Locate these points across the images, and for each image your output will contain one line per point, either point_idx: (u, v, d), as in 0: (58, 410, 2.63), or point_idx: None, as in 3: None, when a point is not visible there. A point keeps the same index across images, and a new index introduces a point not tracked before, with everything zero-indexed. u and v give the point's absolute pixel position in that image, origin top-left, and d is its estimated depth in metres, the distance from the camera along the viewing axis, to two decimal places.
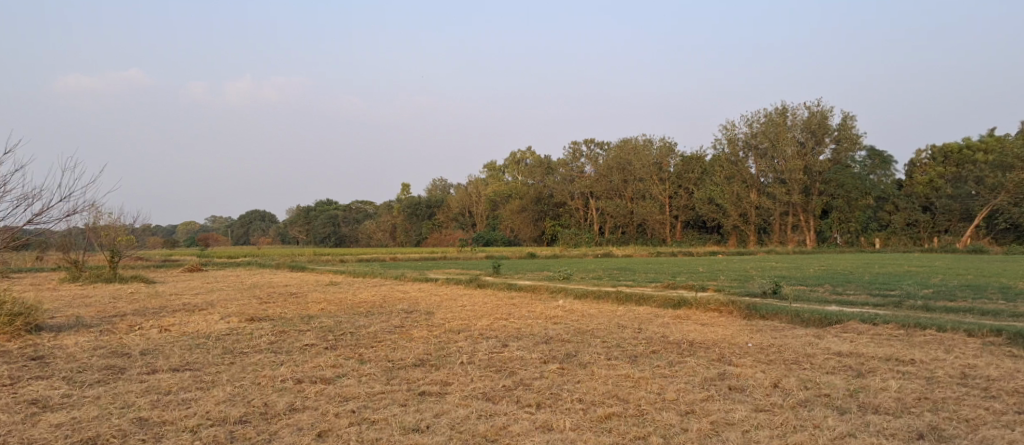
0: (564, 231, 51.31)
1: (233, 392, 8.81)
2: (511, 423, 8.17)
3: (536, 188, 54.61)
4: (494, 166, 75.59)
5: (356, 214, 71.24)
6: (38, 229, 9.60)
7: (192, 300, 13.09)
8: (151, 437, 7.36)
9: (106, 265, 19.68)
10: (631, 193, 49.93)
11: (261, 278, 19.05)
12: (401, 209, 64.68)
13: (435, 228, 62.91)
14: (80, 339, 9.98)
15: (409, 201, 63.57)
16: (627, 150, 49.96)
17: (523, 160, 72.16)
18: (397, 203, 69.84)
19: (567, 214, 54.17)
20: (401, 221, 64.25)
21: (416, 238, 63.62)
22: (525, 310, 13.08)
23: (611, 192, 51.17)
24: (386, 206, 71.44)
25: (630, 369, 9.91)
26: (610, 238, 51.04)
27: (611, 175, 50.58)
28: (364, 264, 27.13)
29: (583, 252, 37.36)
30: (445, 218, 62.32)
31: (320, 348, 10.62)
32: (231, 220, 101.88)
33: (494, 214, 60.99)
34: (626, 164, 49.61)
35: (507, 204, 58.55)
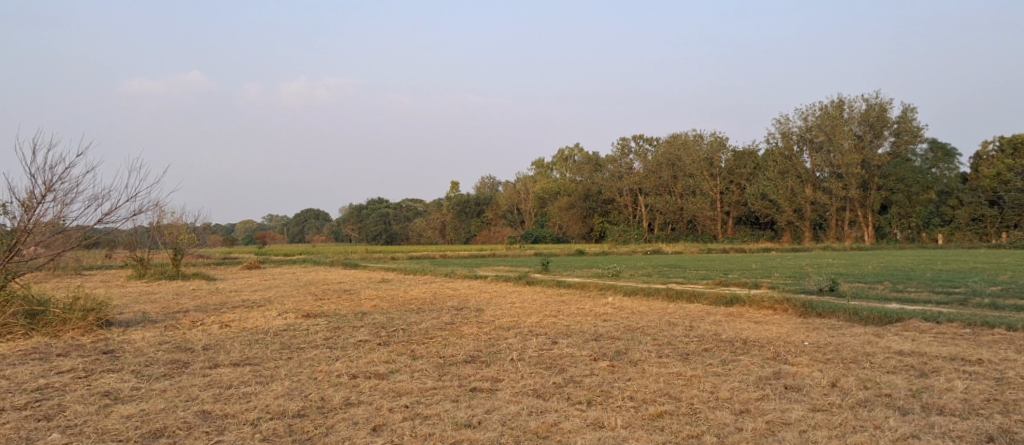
0: (613, 228, 51.05)
1: (291, 387, 9.06)
2: (562, 420, 8.20)
3: (584, 185, 54.32)
4: (542, 163, 75.59)
5: (407, 212, 72.27)
6: (107, 228, 9.99)
7: (250, 296, 13.50)
8: (214, 429, 7.64)
9: (169, 262, 20.40)
10: (681, 189, 49.34)
11: (317, 275, 19.49)
12: (450, 207, 65.29)
13: (483, 226, 63.27)
14: (147, 334, 10.38)
15: (459, 199, 64.15)
16: (677, 145, 49.40)
17: (570, 157, 71.80)
18: (446, 201, 70.48)
19: (617, 211, 53.77)
20: (450, 219, 64.76)
21: (465, 236, 64.00)
22: (574, 307, 13.09)
23: (660, 189, 50.64)
24: (435, 204, 72.20)
25: (682, 367, 9.82)
26: (660, 234, 50.52)
27: (660, 171, 50.07)
28: (416, 261, 27.54)
29: (633, 249, 37.15)
30: (494, 215, 62.64)
31: (374, 344, 10.83)
32: (288, 218, 104.64)
33: (543, 211, 61.04)
34: (675, 160, 49.05)
35: (555, 202, 58.44)
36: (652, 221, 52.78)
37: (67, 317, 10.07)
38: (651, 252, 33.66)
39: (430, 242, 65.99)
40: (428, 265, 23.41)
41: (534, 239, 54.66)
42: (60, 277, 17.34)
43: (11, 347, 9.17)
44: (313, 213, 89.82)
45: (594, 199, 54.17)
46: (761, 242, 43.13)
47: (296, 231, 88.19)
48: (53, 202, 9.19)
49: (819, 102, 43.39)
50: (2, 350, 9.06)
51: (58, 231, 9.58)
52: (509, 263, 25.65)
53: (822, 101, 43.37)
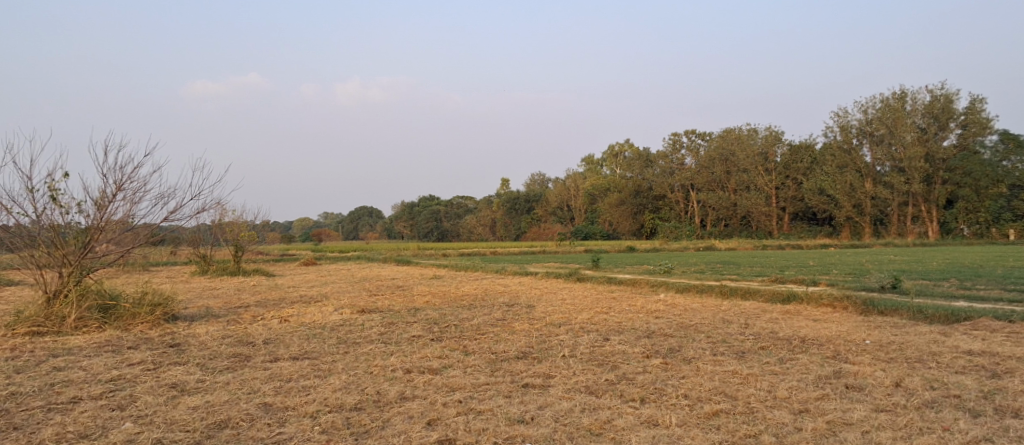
0: (664, 225, 50.57)
1: (348, 381, 9.25)
2: (615, 417, 8.16)
3: (634, 181, 53.83)
4: (591, 160, 75.34)
5: (457, 209, 73.01)
6: (171, 226, 10.39)
7: (308, 291, 13.84)
8: (275, 421, 7.86)
9: (231, 259, 21.03)
10: (735, 185, 48.54)
11: (371, 272, 19.81)
12: (500, 204, 65.72)
13: (533, 223, 63.31)
14: (211, 328, 10.73)
15: (508, 196, 64.57)
16: (730, 140, 48.73)
17: (620, 153, 71.37)
18: (496, 198, 70.93)
19: (667, 207, 53.12)
20: (500, 216, 65.12)
21: (515, 233, 64.32)
22: (626, 304, 13.00)
23: (712, 184, 49.88)
24: (484, 201, 72.59)
25: (737, 365, 9.67)
26: (712, 231, 49.84)
27: (713, 167, 49.26)
28: (466, 258, 27.83)
29: (685, 245, 36.63)
30: (543, 212, 62.59)
31: (427, 340, 10.97)
32: (342, 216, 107.05)
33: (593, 208, 60.81)
34: (728, 155, 48.33)
35: (604, 198, 58.09)
36: (704, 217, 52.01)
37: (137, 311, 10.48)
38: (704, 248, 33.33)
39: (481, 238, 66.43)
40: (480, 262, 23.68)
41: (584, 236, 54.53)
42: (131, 273, 18.10)
43: (87, 339, 9.57)
44: (366, 211, 91.45)
45: (644, 196, 53.67)
46: (818, 238, 42.05)
47: (349, 229, 90.10)
48: (122, 201, 9.56)
49: (879, 94, 42.23)
50: (79, 341, 9.47)
51: (127, 228, 10.07)
52: (559, 259, 25.60)
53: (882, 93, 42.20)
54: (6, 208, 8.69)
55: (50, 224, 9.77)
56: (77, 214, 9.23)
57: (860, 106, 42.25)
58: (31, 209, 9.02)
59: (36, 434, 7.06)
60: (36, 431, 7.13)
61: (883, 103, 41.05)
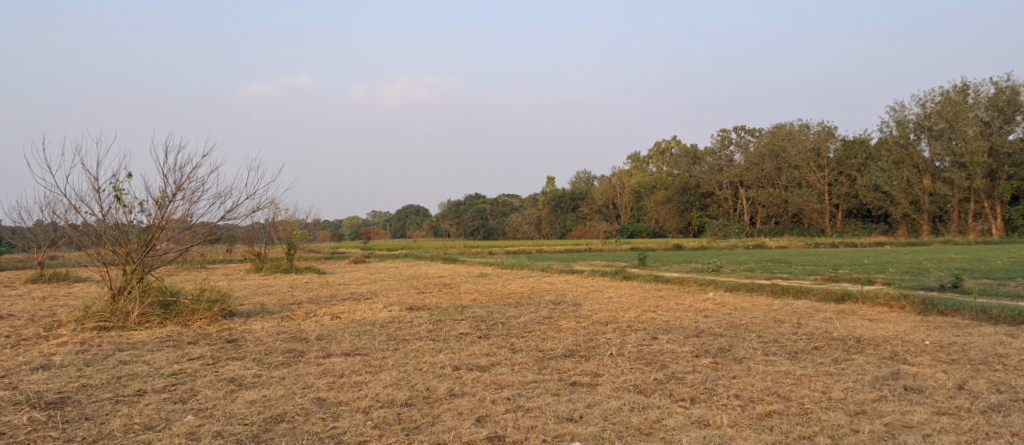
0: (712, 222, 49.92)
1: (398, 377, 9.39)
2: (665, 417, 8.11)
3: (681, 178, 53.33)
4: (637, 157, 74.61)
5: (503, 208, 73.42)
6: (228, 225, 10.69)
7: (358, 289, 14.07)
8: (329, 416, 8.02)
9: (284, 257, 21.44)
10: (786, 182, 47.71)
11: (420, 270, 20.01)
12: (545, 202, 65.87)
13: (579, 221, 63.00)
14: (266, 324, 11.01)
15: (554, 194, 64.54)
16: (781, 136, 48.14)
17: (667, 149, 70.53)
18: (542, 196, 70.99)
19: (715, 204, 52.48)
20: (546, 215, 65.42)
21: (560, 231, 64.26)
22: (673, 302, 12.88)
23: (763, 181, 49.39)
24: (529, 199, 72.71)
25: (790, 365, 9.50)
26: (762, 229, 48.83)
27: (763, 164, 48.80)
28: (512, 256, 27.83)
29: (733, 243, 36.21)
30: (589, 210, 62.24)
31: (475, 337, 11.05)
32: (389, 214, 108.66)
33: (639, 206, 59.85)
34: (779, 151, 47.71)
35: (650, 196, 57.49)
36: (754, 215, 51.07)
37: (196, 308, 10.78)
38: (754, 246, 32.80)
39: (526, 237, 66.87)
40: (525, 260, 23.60)
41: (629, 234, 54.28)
42: (190, 271, 18.67)
43: (150, 334, 9.89)
44: (412, 209, 92.48)
45: (691, 193, 53.18)
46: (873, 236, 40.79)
47: (397, 227, 91.32)
48: (182, 201, 9.84)
49: (939, 87, 41.04)
50: (143, 336, 9.79)
51: (186, 227, 10.42)
52: (604, 258, 25.37)
53: (942, 87, 40.99)
54: (75, 208, 9.05)
55: (115, 223, 10.16)
56: (140, 213, 9.54)
57: (918, 100, 41.08)
58: (98, 209, 9.37)
59: (105, 425, 7.34)
60: (105, 422, 7.41)
61: (943, 97, 39.96)
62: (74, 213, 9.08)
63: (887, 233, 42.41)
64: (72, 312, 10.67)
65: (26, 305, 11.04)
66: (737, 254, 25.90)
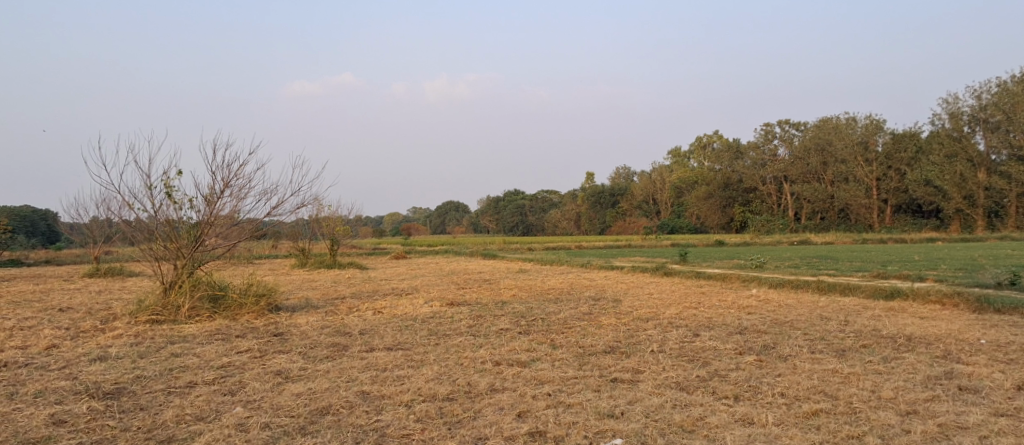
0: (755, 218, 49.08)
1: (439, 372, 9.46)
2: (708, 414, 8.01)
3: (723, 173, 52.63)
4: (678, 151, 73.68)
5: (542, 204, 73.40)
6: (273, 221, 10.94)
7: (399, 284, 14.22)
8: (373, 409, 8.13)
9: (327, 252, 21.76)
10: (832, 176, 46.81)
11: (460, 266, 20.07)
12: (585, 198, 65.55)
13: (618, 217, 62.58)
14: (311, 319, 11.21)
15: (593, 190, 64.22)
16: (827, 129, 47.24)
17: (709, 144, 69.56)
18: (581, 192, 70.70)
19: (759, 200, 51.64)
20: (586, 210, 65.01)
21: (600, 227, 63.91)
22: (715, 299, 12.73)
23: (808, 176, 48.50)
24: (569, 195, 72.50)
25: (837, 364, 9.30)
26: (807, 224, 47.71)
27: (808, 158, 47.78)
28: (552, 253, 27.80)
29: (777, 239, 35.53)
30: (629, 206, 61.76)
31: (515, 333, 11.07)
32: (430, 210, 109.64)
33: (679, 202, 58.91)
34: (825, 145, 46.71)
35: (692, 191, 56.73)
36: (799, 210, 50.03)
37: (243, 302, 11.03)
38: (800, 243, 32.11)
39: (565, 232, 66.76)
40: (564, 256, 23.51)
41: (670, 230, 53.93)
42: (238, 265, 19.13)
43: (200, 327, 10.14)
44: (452, 205, 93.10)
45: (734, 188, 52.51)
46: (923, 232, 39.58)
47: (437, 223, 92.01)
48: (230, 197, 10.06)
49: (995, 78, 39.70)
50: (193, 329, 10.05)
51: (233, 224, 10.71)
52: (644, 254, 25.17)
53: (998, 77, 39.65)
54: (129, 205, 9.33)
55: (166, 219, 10.46)
56: (190, 209, 9.80)
57: (973, 92, 39.71)
58: (150, 206, 9.64)
59: (159, 415, 7.57)
60: (159, 412, 7.63)
61: (1000, 87, 38.64)
62: (128, 209, 9.35)
63: (939, 229, 40.98)
64: (126, 305, 11.03)
65: (84, 299, 11.44)
66: (780, 250, 25.33)
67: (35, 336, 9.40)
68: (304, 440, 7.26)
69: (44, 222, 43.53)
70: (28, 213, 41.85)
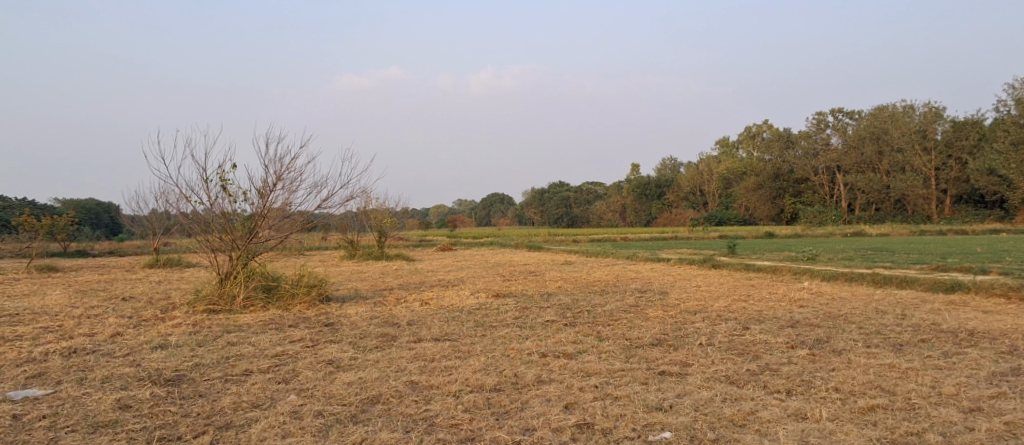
0: (806, 209, 48.13)
1: (487, 363, 9.52)
2: (760, 409, 7.89)
3: (774, 164, 52.11)
4: (727, 141, 72.65)
5: (588, 196, 73.27)
6: (324, 214, 11.13)
7: (446, 276, 14.35)
8: (422, 399, 8.23)
9: (375, 244, 22.04)
10: (888, 166, 45.60)
11: (505, 257, 20.15)
12: (630, 190, 65.02)
13: (665, 208, 62.04)
14: (360, 309, 11.40)
15: (638, 182, 63.40)
16: (883, 119, 46.33)
17: (758, 134, 68.31)
18: (627, 183, 70.23)
19: (810, 191, 50.66)
20: (631, 202, 64.32)
21: (646, 219, 63.22)
22: (766, 291, 12.51)
23: (862, 166, 47.26)
24: (614, 187, 72.17)
25: (895, 359, 9.05)
26: (862, 216, 46.50)
27: (863, 147, 46.71)
28: (598, 244, 27.73)
29: (830, 231, 34.68)
30: (675, 198, 61.24)
31: (561, 325, 11.06)
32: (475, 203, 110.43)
33: (728, 193, 58.63)
34: (881, 134, 45.68)
35: (741, 183, 55.84)
36: (852, 201, 48.86)
37: (295, 292, 11.27)
38: (853, 234, 31.33)
39: (610, 225, 66.32)
40: (610, 248, 23.36)
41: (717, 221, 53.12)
42: (290, 257, 19.55)
43: (254, 317, 10.39)
44: (497, 197, 93.48)
45: (785, 179, 51.70)
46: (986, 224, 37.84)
47: (483, 215, 92.62)
48: (282, 190, 10.27)
49: None
50: (247, 319, 10.30)
51: (285, 216, 10.95)
52: (691, 245, 24.81)
53: None
54: (187, 197, 9.60)
55: (221, 211, 10.74)
56: (244, 202, 10.03)
57: None
58: (206, 198, 9.90)
59: (217, 402, 7.79)
60: (217, 399, 7.86)
61: None
62: (185, 202, 9.62)
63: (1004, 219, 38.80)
64: (184, 295, 11.38)
65: (145, 288, 11.84)
66: (835, 243, 24.59)
67: (100, 324, 9.78)
68: (355, 427, 7.39)
69: (108, 215, 45.29)
70: (93, 205, 43.66)
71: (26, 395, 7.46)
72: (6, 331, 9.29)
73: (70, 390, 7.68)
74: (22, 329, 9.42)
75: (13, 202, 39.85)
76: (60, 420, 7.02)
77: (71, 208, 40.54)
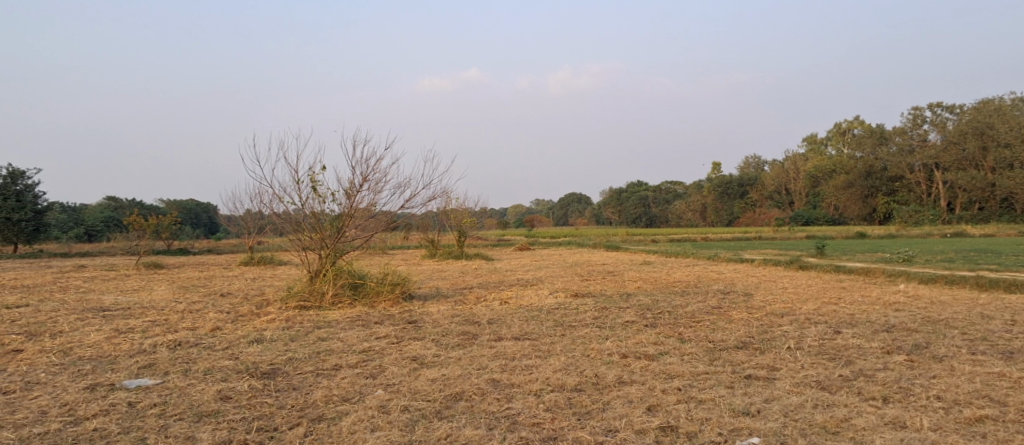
0: (902, 208, 45.80)
1: (567, 362, 9.51)
2: (854, 416, 7.57)
3: (865, 162, 50.28)
4: (815, 139, 70.03)
5: (666, 195, 72.18)
6: (407, 214, 11.36)
7: (525, 275, 14.43)
8: (504, 397, 8.29)
9: (455, 244, 22.37)
10: (993, 163, 42.68)
11: (583, 257, 20.07)
12: (711, 189, 63.68)
13: (748, 208, 60.46)
14: (442, 307, 11.60)
15: (720, 180, 62.12)
16: (988, 114, 43.67)
17: (849, 130, 65.55)
18: (707, 182, 68.74)
19: (906, 189, 48.25)
20: (712, 202, 63.16)
21: (727, 218, 61.85)
22: (858, 294, 12.01)
23: (964, 163, 44.50)
24: (694, 186, 70.79)
25: (1004, 367, 8.51)
26: (963, 216, 43.58)
27: (965, 142, 44.05)
28: (677, 244, 27.41)
29: (929, 231, 32.74)
30: (760, 197, 59.73)
31: (641, 326, 10.93)
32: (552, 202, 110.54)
33: (815, 191, 56.74)
34: (986, 128, 42.82)
35: (829, 181, 53.89)
36: (952, 201, 46.02)
37: (380, 290, 11.56)
38: (957, 235, 29.52)
39: (690, 224, 65.13)
40: (690, 248, 22.98)
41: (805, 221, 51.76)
42: (375, 256, 20.09)
43: (342, 313, 10.72)
44: (574, 197, 93.20)
45: (877, 177, 49.65)
46: None
47: (560, 215, 92.69)
48: (368, 191, 10.54)
49: None
50: (336, 315, 10.64)
51: (371, 216, 11.25)
52: (776, 247, 24.13)
53: None
54: (280, 198, 9.98)
55: (311, 212, 11.13)
56: (332, 202, 10.35)
57: None
58: (298, 199, 10.27)
59: (309, 395, 8.08)
60: (309, 392, 8.14)
61: None
62: (278, 202, 10.01)
63: None
64: (277, 292, 11.86)
65: (241, 285, 12.42)
66: (932, 244, 23.51)
67: (201, 318, 10.31)
68: (440, 423, 7.51)
69: (207, 214, 47.80)
70: (193, 205, 46.17)
71: (139, 384, 7.95)
72: (119, 324, 9.91)
73: (177, 381, 8.13)
74: (133, 322, 10.03)
75: (124, 202, 42.66)
76: (169, 408, 7.43)
77: (174, 209, 42.98)
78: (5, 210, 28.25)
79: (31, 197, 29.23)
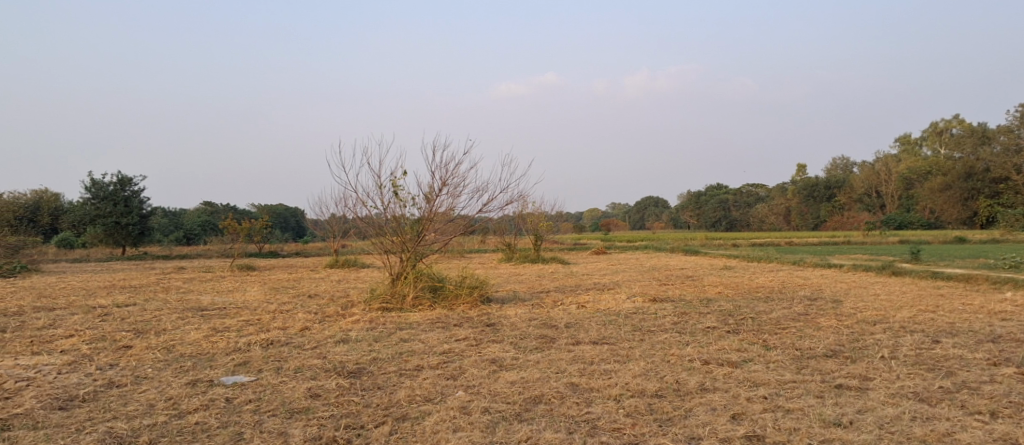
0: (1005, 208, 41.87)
1: (647, 367, 9.37)
2: (958, 430, 7.15)
3: (965, 162, 47.13)
4: (908, 139, 66.54)
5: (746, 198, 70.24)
6: (485, 218, 11.47)
7: (602, 279, 14.32)
8: (584, 401, 8.24)
9: (532, 247, 22.42)
10: None
11: (663, 261, 19.79)
12: (795, 192, 61.82)
13: (835, 211, 58.14)
14: (519, 311, 11.65)
15: (805, 183, 60.48)
16: None
17: (946, 129, 62.06)
18: (791, 185, 66.45)
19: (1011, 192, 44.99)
20: (796, 205, 61.23)
21: (812, 222, 59.66)
22: (958, 302, 11.33)
23: None
24: (777, 188, 68.61)
25: None
26: None
27: None
28: (760, 249, 26.71)
29: None
30: (847, 199, 57.50)
31: (723, 332, 10.67)
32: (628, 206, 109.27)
33: (908, 193, 54.22)
34: None
35: (925, 184, 51.29)
36: None
37: (459, 292, 11.71)
38: None
39: (772, 228, 63.13)
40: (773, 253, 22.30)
41: (898, 225, 49.16)
42: (455, 258, 20.38)
43: (423, 315, 10.92)
44: (651, 200, 91.87)
45: (978, 178, 46.53)
46: None
47: (636, 219, 91.66)
48: (447, 195, 10.71)
49: None
50: (417, 317, 10.84)
51: (450, 220, 11.42)
52: (868, 251, 23.08)
53: None
54: (363, 202, 10.26)
55: (392, 216, 11.39)
56: (412, 206, 10.57)
57: None
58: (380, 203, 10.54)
59: (393, 394, 8.26)
60: (393, 392, 8.32)
61: None
62: (362, 206, 10.30)
63: None
64: (360, 294, 12.19)
65: (327, 286, 12.83)
66: None
67: (290, 318, 10.71)
68: (520, 425, 7.54)
69: (295, 219, 49.70)
70: (282, 210, 48.11)
71: (235, 381, 8.32)
72: (215, 323, 10.42)
73: (269, 378, 8.47)
74: (228, 321, 10.52)
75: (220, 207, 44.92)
76: (262, 405, 7.73)
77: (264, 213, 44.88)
78: (115, 214, 30.25)
79: (138, 202, 31.09)
